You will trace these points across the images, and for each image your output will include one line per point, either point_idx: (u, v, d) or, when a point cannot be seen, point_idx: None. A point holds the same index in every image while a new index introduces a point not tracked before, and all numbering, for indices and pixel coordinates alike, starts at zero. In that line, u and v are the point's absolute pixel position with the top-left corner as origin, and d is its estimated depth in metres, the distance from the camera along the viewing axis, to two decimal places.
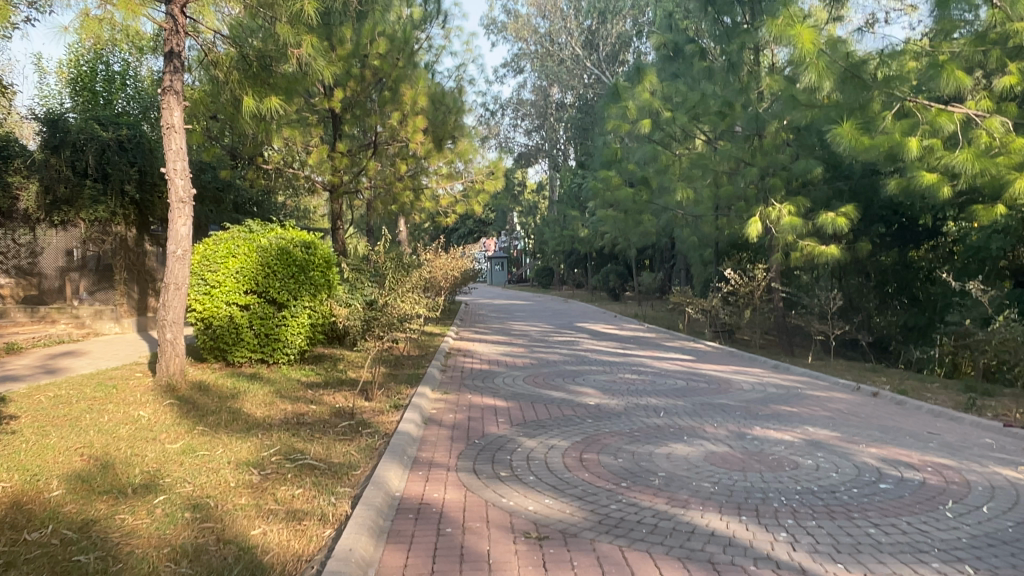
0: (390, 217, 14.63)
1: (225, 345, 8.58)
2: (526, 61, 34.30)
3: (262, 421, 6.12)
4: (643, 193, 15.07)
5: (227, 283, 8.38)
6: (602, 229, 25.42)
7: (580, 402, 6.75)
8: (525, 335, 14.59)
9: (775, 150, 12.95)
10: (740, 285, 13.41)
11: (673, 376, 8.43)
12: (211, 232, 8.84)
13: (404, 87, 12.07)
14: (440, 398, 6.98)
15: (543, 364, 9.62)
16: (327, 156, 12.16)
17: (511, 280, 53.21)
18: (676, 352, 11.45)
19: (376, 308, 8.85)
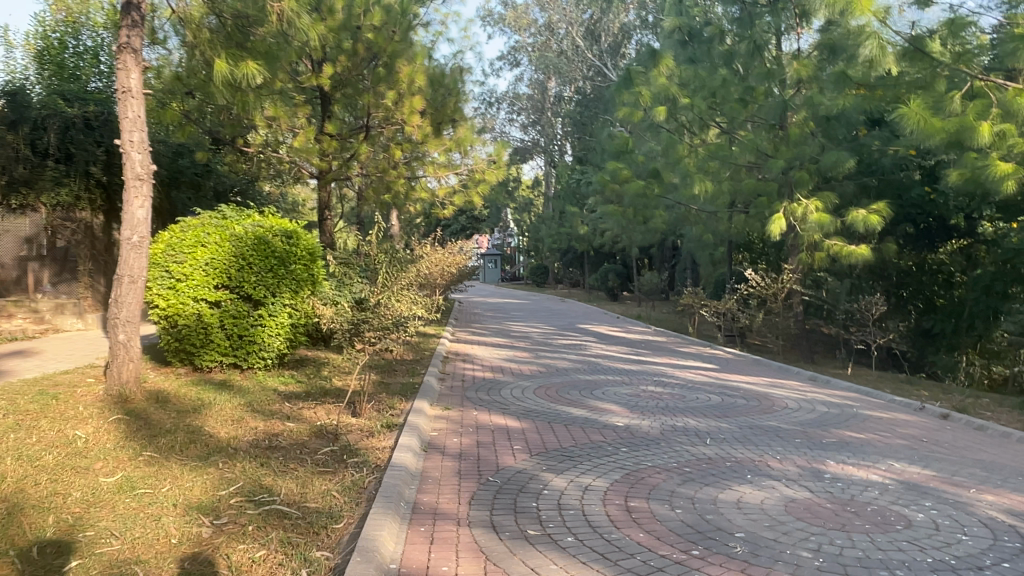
0: (383, 209, 13.55)
1: (191, 348, 7.48)
2: (524, 54, 33.25)
3: (227, 445, 5.04)
4: (655, 186, 14.05)
5: (195, 276, 7.30)
6: (603, 226, 24.38)
7: (608, 424, 5.72)
8: (526, 338, 13.56)
9: (802, 141, 11.98)
10: (762, 287, 12.27)
11: (704, 391, 7.42)
12: (178, 218, 7.74)
13: (400, 63, 11.07)
14: (441, 416, 5.94)
15: (553, 373, 8.59)
16: (315, 139, 11.09)
17: (505, 279, 52.02)
18: (695, 360, 10.44)
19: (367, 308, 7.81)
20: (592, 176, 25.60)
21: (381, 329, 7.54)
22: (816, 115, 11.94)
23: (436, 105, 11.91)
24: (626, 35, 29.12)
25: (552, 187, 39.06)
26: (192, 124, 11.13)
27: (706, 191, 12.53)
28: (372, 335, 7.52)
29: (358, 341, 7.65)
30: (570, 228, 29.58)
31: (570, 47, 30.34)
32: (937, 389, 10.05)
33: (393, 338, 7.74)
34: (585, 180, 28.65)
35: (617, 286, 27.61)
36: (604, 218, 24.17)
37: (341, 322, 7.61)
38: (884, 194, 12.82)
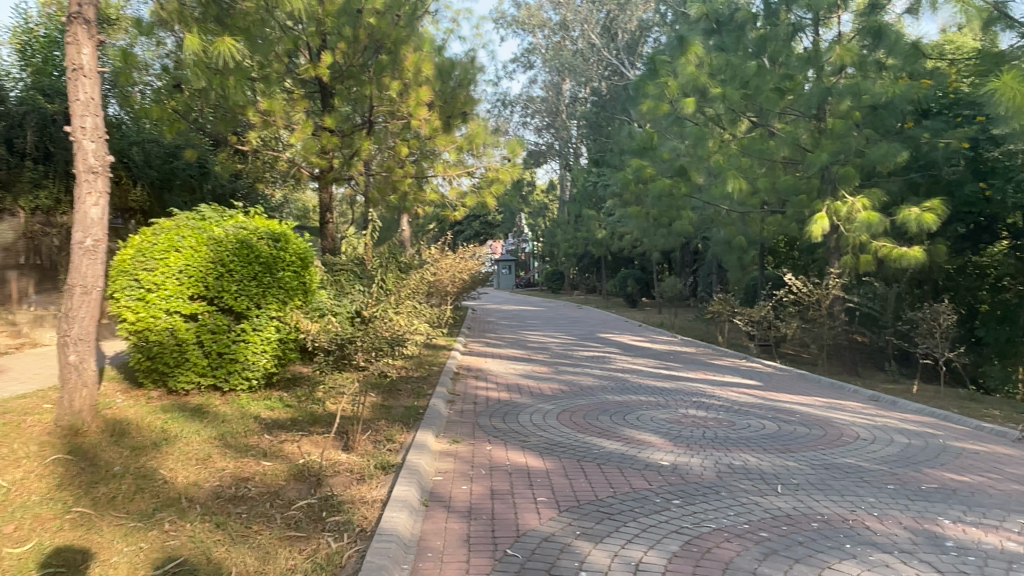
0: (389, 211, 12.57)
1: (164, 369, 6.55)
2: (537, 55, 32.39)
3: (183, 495, 4.09)
4: (682, 185, 13.03)
5: (167, 285, 6.38)
6: (623, 230, 23.34)
7: (652, 463, 4.70)
8: (544, 349, 12.54)
9: (846, 133, 10.92)
10: (803, 294, 11.20)
11: (756, 416, 6.37)
12: (152, 220, 6.82)
13: (405, 50, 10.13)
14: (448, 453, 4.94)
15: (577, 393, 7.55)
16: (314, 135, 10.16)
17: (519, 285, 51.03)
18: (734, 375, 9.40)
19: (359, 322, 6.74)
20: (609, 177, 24.55)
21: (374, 348, 6.45)
22: (862, 104, 10.89)
23: (444, 98, 10.95)
24: (644, 32, 28.14)
25: (566, 191, 38.06)
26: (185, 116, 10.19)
27: (741, 189, 11.48)
28: (364, 355, 6.44)
29: (346, 365, 6.55)
30: (586, 232, 28.53)
31: (585, 46, 29.40)
32: (1008, 407, 8.95)
33: (390, 358, 6.67)
34: (602, 183, 27.63)
35: (636, 292, 26.55)
36: (624, 221, 23.11)
37: (324, 336, 6.54)
38: (933, 191, 11.70)
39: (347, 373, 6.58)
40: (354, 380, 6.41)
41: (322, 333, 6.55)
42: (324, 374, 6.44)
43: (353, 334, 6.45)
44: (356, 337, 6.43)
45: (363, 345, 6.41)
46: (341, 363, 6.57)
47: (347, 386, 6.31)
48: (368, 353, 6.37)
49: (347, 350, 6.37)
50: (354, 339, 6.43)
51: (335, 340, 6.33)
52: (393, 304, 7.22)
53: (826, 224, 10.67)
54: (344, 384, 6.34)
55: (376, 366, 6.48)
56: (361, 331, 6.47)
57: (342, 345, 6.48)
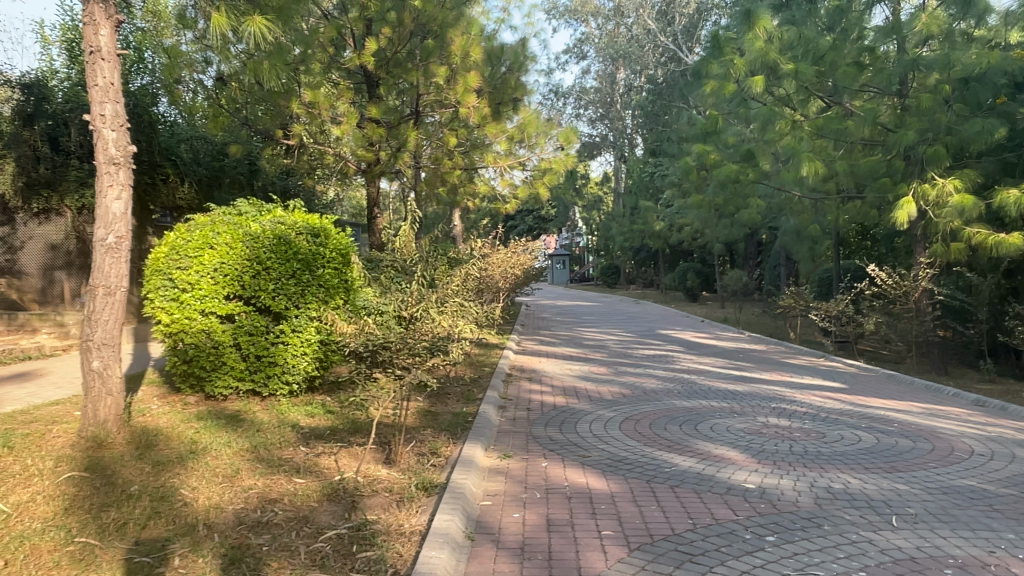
0: (439, 204, 12.12)
1: (200, 373, 6.16)
2: (590, 44, 31.73)
3: (200, 520, 3.64)
4: (750, 171, 12.19)
5: (202, 285, 6.00)
6: (682, 221, 22.47)
7: (735, 485, 4.07)
8: (603, 346, 11.88)
9: (933, 108, 9.96)
10: (889, 286, 10.29)
11: (848, 426, 5.64)
12: (187, 216, 6.43)
13: (452, 33, 9.61)
14: (499, 472, 4.37)
15: (641, 398, 6.92)
16: (360, 126, 9.74)
17: (574, 280, 50.40)
18: (813, 376, 8.61)
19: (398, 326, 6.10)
20: (667, 166, 23.70)
21: (413, 354, 5.77)
22: (952, 77, 9.92)
23: (493, 83, 10.48)
24: (702, 15, 27.23)
25: (621, 183, 37.20)
26: (231, 109, 9.89)
27: (816, 173, 10.61)
28: (402, 362, 5.77)
29: (378, 375, 5.84)
30: (643, 224, 27.68)
31: (641, 32, 28.54)
32: None
33: (433, 364, 6.02)
34: (660, 173, 26.76)
35: (696, 285, 25.59)
36: (683, 212, 22.22)
37: (353, 339, 5.88)
38: None
39: (376, 387, 5.88)
40: (392, 391, 5.75)
41: (354, 339, 5.87)
42: (355, 382, 5.77)
43: (389, 339, 5.77)
44: (393, 343, 5.74)
45: (400, 351, 5.73)
46: (375, 371, 5.85)
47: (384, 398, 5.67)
48: (407, 360, 5.68)
49: (381, 357, 5.70)
50: (391, 345, 5.76)
51: (368, 346, 5.64)
52: (440, 304, 6.58)
53: (912, 210, 9.74)
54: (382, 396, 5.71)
55: (414, 376, 5.80)
56: (400, 335, 5.83)
57: (374, 352, 5.78)
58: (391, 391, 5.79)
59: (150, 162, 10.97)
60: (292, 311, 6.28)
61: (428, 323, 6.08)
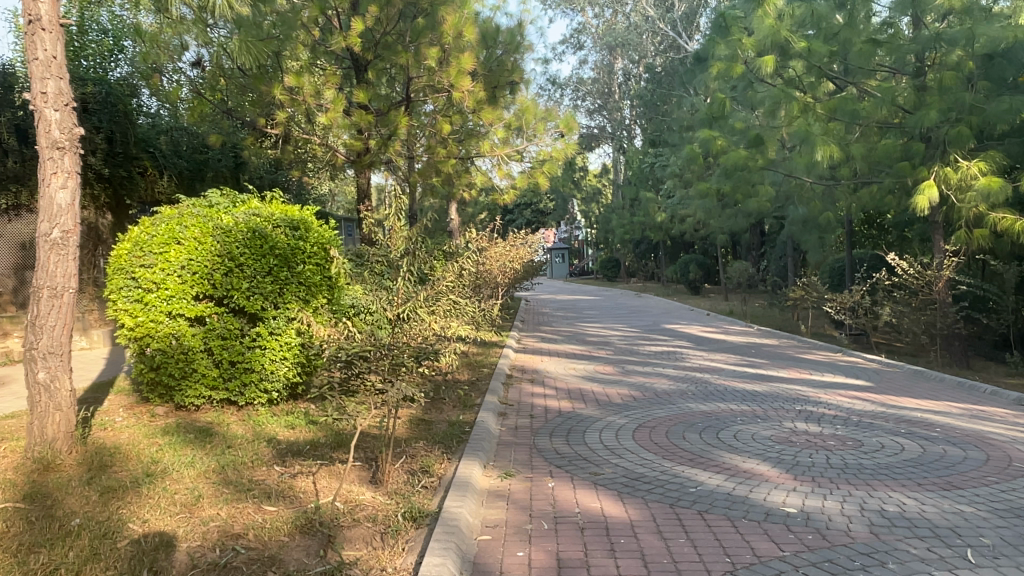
0: (433, 196, 11.54)
1: (169, 381, 5.59)
2: (588, 35, 31.16)
3: (145, 564, 3.08)
4: (759, 157, 11.61)
5: (168, 284, 5.42)
6: (685, 211, 21.91)
7: (774, 509, 3.51)
8: (607, 343, 11.33)
9: (956, 86, 9.38)
10: (910, 277, 9.71)
11: (886, 433, 5.08)
12: (153, 208, 5.86)
13: (444, 11, 9.01)
14: (498, 497, 3.80)
15: (653, 401, 6.35)
16: (346, 111, 9.15)
17: (574, 273, 49.80)
18: (835, 373, 8.05)
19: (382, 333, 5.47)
20: (669, 156, 23.11)
21: (397, 365, 5.17)
22: (975, 52, 9.34)
23: (488, 66, 9.87)
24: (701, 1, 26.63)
25: (621, 175, 36.60)
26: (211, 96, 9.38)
27: (831, 157, 10.04)
28: (381, 377, 5.16)
29: (356, 392, 5.25)
30: (644, 216, 27.13)
31: (639, 19, 27.95)
32: None
33: (421, 373, 5.41)
34: (661, 163, 26.18)
35: (699, 278, 25.03)
36: (685, 203, 21.68)
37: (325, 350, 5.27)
38: None
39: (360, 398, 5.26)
40: (370, 407, 5.16)
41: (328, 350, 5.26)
42: (323, 399, 5.13)
43: (368, 350, 5.16)
44: (374, 354, 5.15)
45: (381, 362, 5.13)
46: (348, 390, 5.22)
47: (362, 414, 5.06)
48: (387, 374, 5.09)
49: (358, 370, 5.10)
50: (371, 356, 5.15)
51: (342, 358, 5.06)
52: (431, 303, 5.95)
53: (933, 195, 9.18)
54: (356, 411, 5.10)
55: (397, 390, 5.15)
56: (383, 343, 5.22)
57: (350, 367, 5.17)
58: (368, 409, 5.20)
59: (124, 154, 10.19)
60: (269, 311, 5.70)
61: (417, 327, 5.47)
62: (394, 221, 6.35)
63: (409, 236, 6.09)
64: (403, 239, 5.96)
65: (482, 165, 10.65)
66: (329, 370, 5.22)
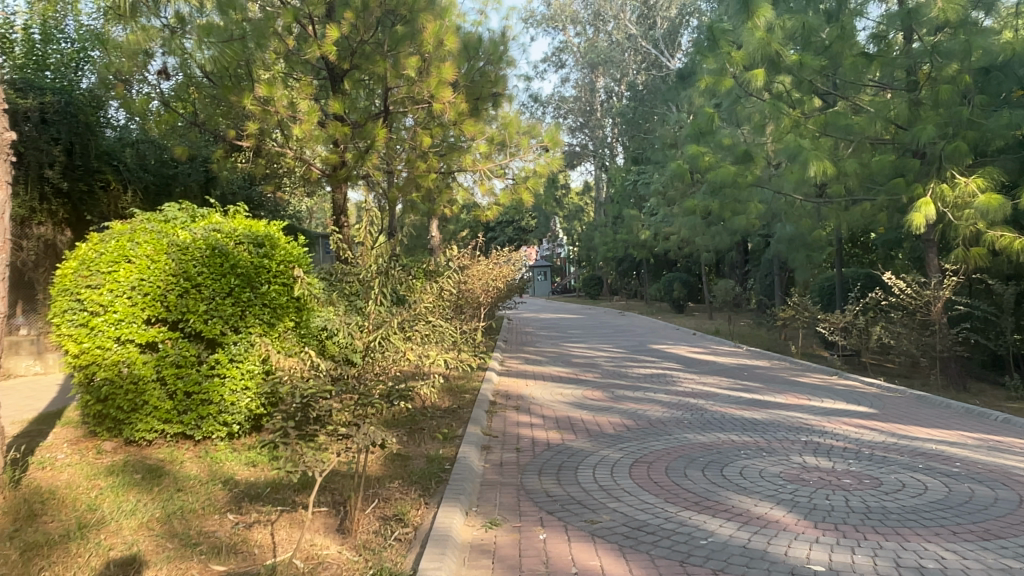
0: (413, 212, 11.10)
1: (117, 414, 5.05)
2: (569, 53, 31.09)
3: None
4: (749, 173, 11.31)
5: (116, 307, 4.91)
6: (669, 229, 21.64)
7: (799, 567, 3.07)
8: (594, 365, 10.90)
9: (953, 101, 9.12)
10: (908, 297, 9.38)
11: (905, 469, 4.67)
12: (103, 223, 5.36)
13: (424, 18, 8.61)
14: (481, 553, 3.32)
15: (648, 432, 5.91)
16: (320, 123, 8.69)
17: (555, 291, 49.48)
18: (835, 399, 7.66)
19: (351, 366, 4.92)
20: (653, 173, 22.89)
21: (367, 403, 4.56)
22: (971, 66, 9.11)
23: (471, 77, 9.51)
24: (684, 19, 26.62)
25: (603, 192, 36.40)
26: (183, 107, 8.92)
27: (824, 172, 9.73)
28: (347, 418, 4.49)
29: (315, 436, 4.48)
30: (627, 234, 26.85)
31: (621, 37, 27.82)
32: None
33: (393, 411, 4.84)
34: (644, 180, 25.97)
35: (683, 296, 24.75)
36: (670, 220, 21.41)
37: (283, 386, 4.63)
38: None
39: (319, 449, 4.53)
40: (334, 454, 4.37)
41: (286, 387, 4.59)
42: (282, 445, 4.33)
43: (333, 388, 4.54)
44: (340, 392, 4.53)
45: (348, 400, 4.53)
46: (306, 435, 4.48)
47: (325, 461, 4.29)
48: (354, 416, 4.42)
49: (318, 411, 4.40)
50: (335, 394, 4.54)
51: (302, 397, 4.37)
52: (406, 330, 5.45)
53: (930, 212, 8.88)
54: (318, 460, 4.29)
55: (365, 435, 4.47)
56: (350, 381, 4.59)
57: (308, 407, 4.46)
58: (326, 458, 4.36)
59: (85, 167, 9.66)
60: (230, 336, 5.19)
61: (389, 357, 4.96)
62: (367, 239, 5.83)
63: (384, 255, 5.59)
64: (376, 260, 5.45)
65: (463, 180, 10.23)
66: (285, 412, 4.52)
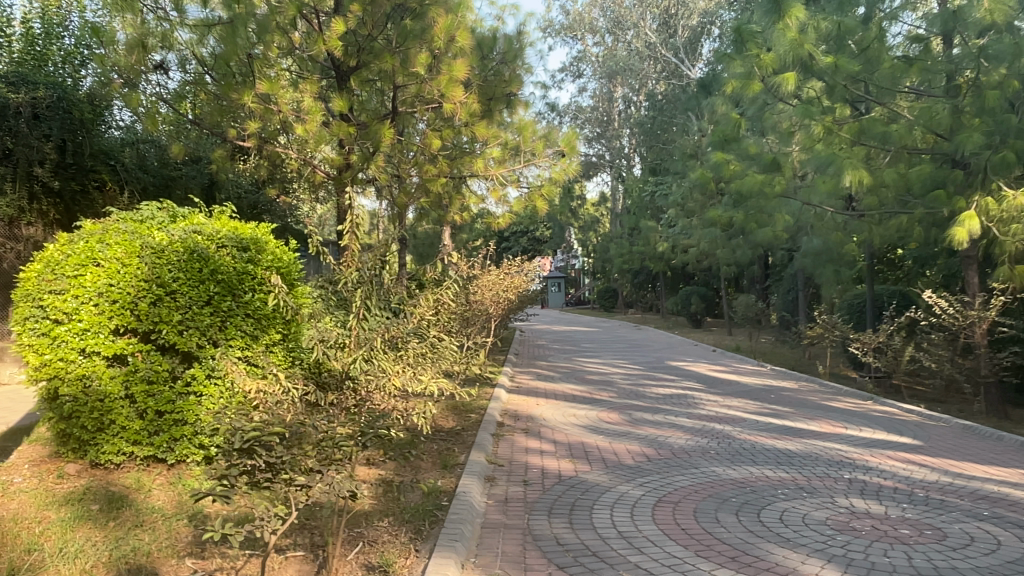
0: (422, 218, 10.62)
1: (80, 435, 4.50)
2: (587, 63, 30.69)
3: None
4: (776, 183, 10.73)
5: (81, 316, 4.40)
6: (687, 241, 21.07)
7: None
8: (609, 383, 10.33)
9: (999, 107, 8.53)
10: (949, 316, 8.74)
11: (971, 517, 4.07)
12: (75, 222, 4.86)
13: (435, 12, 8.15)
14: None
15: (671, 463, 5.34)
16: (323, 122, 8.21)
17: (569, 302, 48.92)
18: (874, 427, 7.05)
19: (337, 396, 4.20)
20: (672, 184, 22.34)
21: (337, 445, 3.54)
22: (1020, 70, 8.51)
23: (484, 77, 9.07)
24: (704, 28, 26.17)
25: (619, 203, 35.86)
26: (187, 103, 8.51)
27: (859, 182, 9.12)
28: (305, 464, 3.44)
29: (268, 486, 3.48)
30: (643, 245, 26.29)
31: (640, 46, 27.32)
32: None
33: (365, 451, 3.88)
34: (662, 191, 25.42)
35: (700, 310, 24.12)
36: (688, 232, 20.84)
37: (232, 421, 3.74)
38: None
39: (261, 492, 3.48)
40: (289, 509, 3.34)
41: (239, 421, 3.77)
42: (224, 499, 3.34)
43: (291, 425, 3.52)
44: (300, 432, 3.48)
45: (311, 441, 3.51)
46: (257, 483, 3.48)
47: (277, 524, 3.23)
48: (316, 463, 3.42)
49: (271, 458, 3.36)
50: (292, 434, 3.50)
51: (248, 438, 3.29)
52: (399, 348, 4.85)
53: (974, 226, 8.27)
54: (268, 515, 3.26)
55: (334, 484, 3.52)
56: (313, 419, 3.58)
57: (252, 456, 3.37)
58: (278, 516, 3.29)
59: (78, 165, 9.28)
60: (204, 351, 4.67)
61: (376, 382, 4.35)
62: (354, 243, 5.06)
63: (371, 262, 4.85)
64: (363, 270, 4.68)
65: (477, 188, 9.68)
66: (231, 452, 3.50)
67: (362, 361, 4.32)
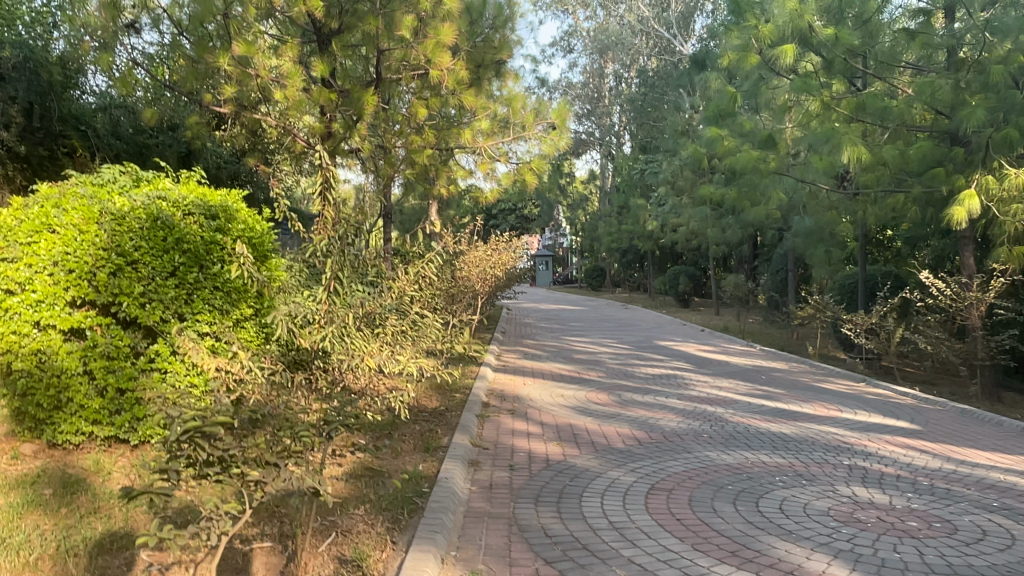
0: (407, 191, 10.29)
1: (35, 415, 4.20)
2: (578, 38, 30.23)
3: None
4: (771, 160, 10.46)
5: (35, 286, 4.07)
6: (677, 220, 20.84)
7: None
8: (597, 362, 10.10)
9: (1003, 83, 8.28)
10: (945, 298, 8.55)
11: (979, 508, 3.87)
12: (31, 185, 4.50)
13: None
14: None
15: (663, 446, 5.12)
16: (303, 86, 7.82)
17: (556, 280, 48.68)
18: (869, 410, 6.86)
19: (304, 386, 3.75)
20: (663, 161, 22.06)
21: (294, 435, 3.19)
22: None
23: (472, 43, 8.71)
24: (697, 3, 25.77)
25: (608, 180, 35.55)
26: (162, 66, 8.13)
27: (857, 159, 8.87)
28: (259, 457, 3.08)
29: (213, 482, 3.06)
30: (632, 223, 26.05)
31: (632, 21, 26.89)
32: None
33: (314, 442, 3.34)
34: (652, 169, 25.14)
35: (688, 290, 23.96)
36: (678, 211, 20.61)
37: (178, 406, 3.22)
38: None
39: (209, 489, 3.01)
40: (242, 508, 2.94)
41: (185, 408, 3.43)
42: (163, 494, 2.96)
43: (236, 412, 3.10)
44: (247, 422, 3.12)
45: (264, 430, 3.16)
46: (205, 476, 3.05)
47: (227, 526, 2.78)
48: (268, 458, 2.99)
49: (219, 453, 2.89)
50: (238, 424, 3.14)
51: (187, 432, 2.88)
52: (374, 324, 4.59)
53: (975, 205, 8.05)
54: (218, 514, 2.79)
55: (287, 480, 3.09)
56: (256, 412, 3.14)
57: (195, 448, 2.97)
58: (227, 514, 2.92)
59: (46, 130, 8.84)
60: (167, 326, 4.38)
61: (346, 362, 4.09)
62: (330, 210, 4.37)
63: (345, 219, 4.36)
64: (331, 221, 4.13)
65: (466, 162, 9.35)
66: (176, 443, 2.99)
67: (334, 339, 4.03)
